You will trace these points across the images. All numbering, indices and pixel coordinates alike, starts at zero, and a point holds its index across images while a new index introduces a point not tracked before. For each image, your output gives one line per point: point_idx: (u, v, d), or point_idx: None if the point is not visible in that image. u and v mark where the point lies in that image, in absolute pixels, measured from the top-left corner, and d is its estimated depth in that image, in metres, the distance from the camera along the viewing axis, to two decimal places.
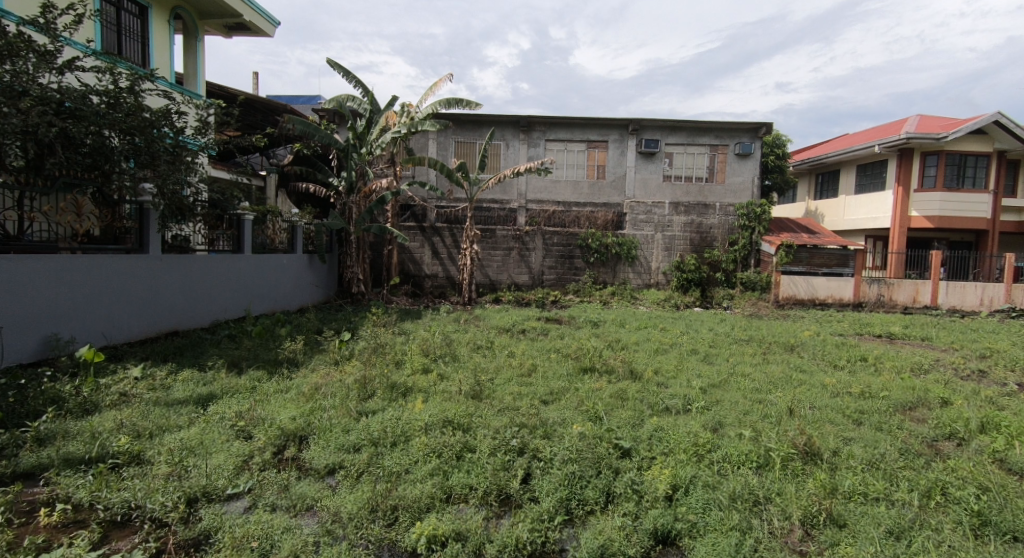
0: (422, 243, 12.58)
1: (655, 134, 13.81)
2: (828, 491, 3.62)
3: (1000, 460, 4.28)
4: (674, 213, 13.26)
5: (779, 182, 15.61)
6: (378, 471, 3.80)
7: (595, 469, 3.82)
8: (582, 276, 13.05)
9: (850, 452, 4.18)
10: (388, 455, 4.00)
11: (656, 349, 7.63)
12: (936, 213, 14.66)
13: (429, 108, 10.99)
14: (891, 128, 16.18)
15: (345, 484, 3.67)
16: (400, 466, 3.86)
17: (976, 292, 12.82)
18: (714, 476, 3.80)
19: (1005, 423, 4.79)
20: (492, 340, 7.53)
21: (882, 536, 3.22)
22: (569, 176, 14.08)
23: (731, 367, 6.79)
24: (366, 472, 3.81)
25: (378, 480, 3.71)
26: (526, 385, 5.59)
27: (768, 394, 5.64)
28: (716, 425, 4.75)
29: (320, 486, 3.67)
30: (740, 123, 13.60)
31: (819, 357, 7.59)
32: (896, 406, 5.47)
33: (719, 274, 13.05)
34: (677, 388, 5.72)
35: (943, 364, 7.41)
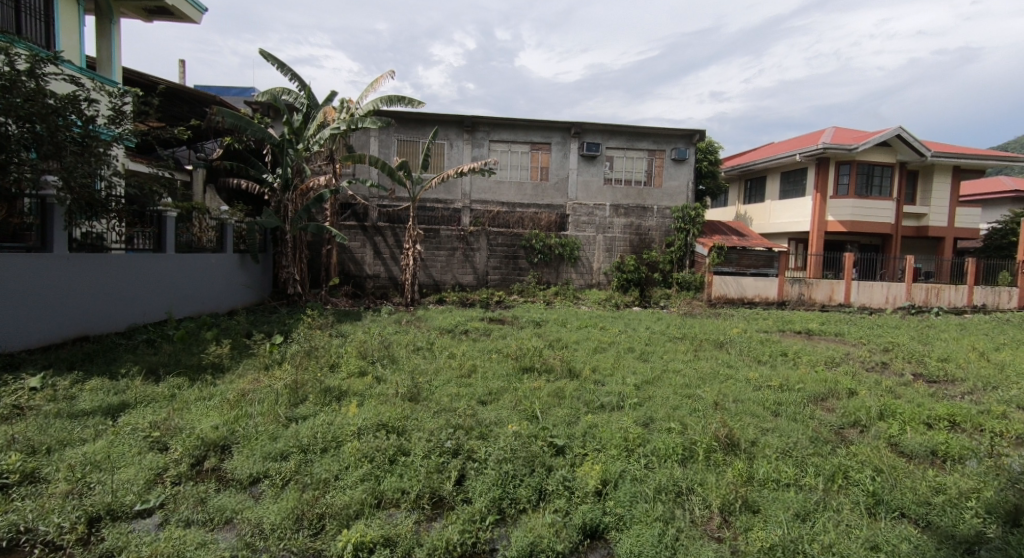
0: (363, 242, 12.29)
1: (596, 138, 14.14)
2: (744, 479, 3.84)
3: (894, 444, 4.67)
4: (614, 215, 13.72)
5: (711, 186, 15.93)
6: (306, 478, 3.69)
7: (529, 468, 3.87)
8: (526, 276, 13.17)
9: (767, 442, 4.44)
10: (318, 462, 3.89)
11: (595, 348, 7.79)
12: (849, 218, 15.80)
13: (370, 105, 10.72)
14: (810, 139, 17.29)
15: (269, 493, 3.55)
16: (330, 472, 3.76)
17: (882, 291, 13.94)
18: (642, 470, 3.94)
19: (899, 410, 5.26)
20: (432, 341, 7.45)
21: (790, 518, 3.43)
22: (512, 177, 14.15)
23: (664, 364, 7.05)
24: (293, 480, 3.69)
25: (305, 488, 3.60)
26: (465, 386, 5.58)
27: (697, 389, 5.90)
28: (648, 420, 4.92)
29: (241, 497, 3.52)
30: (675, 129, 14.12)
31: (744, 352, 8.02)
32: (810, 397, 5.86)
33: (657, 274, 13.36)
34: (613, 385, 5.87)
35: (852, 358, 8.00)
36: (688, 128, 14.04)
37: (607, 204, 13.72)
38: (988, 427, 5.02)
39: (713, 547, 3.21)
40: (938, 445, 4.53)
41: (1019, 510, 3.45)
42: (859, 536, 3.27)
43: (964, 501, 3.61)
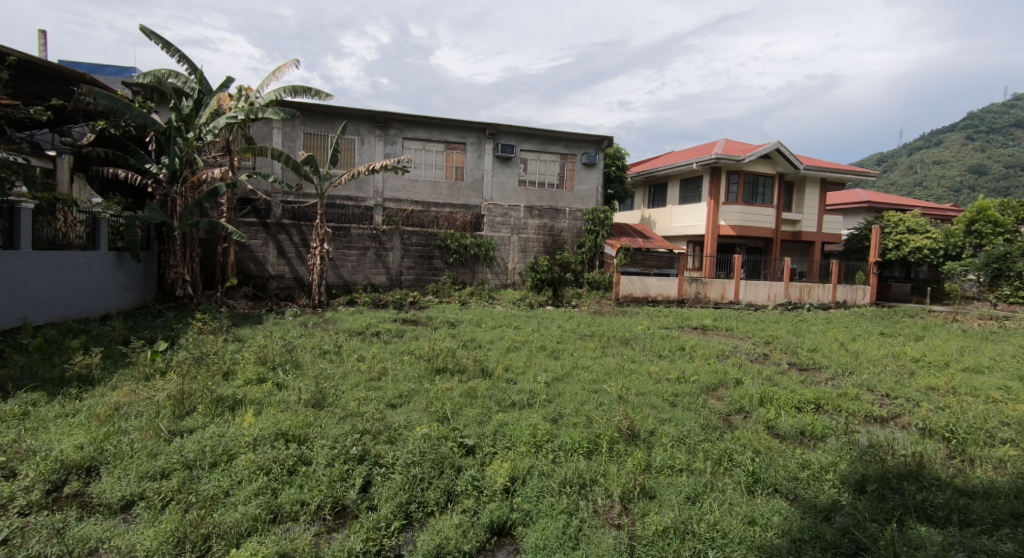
0: (265, 240, 11.64)
1: (510, 140, 14.20)
2: (643, 468, 4.06)
3: (771, 427, 5.14)
4: (528, 216, 14.04)
5: (620, 191, 16.82)
6: (190, 497, 3.44)
7: (437, 470, 3.83)
8: (441, 276, 13.08)
9: (664, 431, 4.72)
10: (206, 478, 3.63)
11: (508, 346, 7.89)
12: (738, 223, 17.18)
13: (271, 95, 10.12)
14: (705, 149, 18.58)
15: (145, 517, 3.26)
16: (219, 489, 3.52)
17: (765, 289, 15.33)
18: (549, 464, 4.04)
19: (776, 396, 5.80)
20: (340, 344, 7.17)
21: (681, 501, 3.67)
22: (427, 176, 13.73)
23: (574, 361, 7.29)
24: (174, 500, 3.41)
25: (189, 508, 3.35)
26: (375, 390, 5.43)
27: (604, 384, 6.15)
28: (557, 416, 5.05)
29: (110, 524, 3.21)
30: (586, 134, 14.63)
31: (647, 348, 8.48)
32: (703, 388, 6.31)
33: (569, 274, 13.95)
34: (524, 383, 5.97)
35: (739, 350, 8.72)
36: (598, 133, 14.62)
37: (521, 204, 13.99)
38: (845, 407, 5.66)
39: (612, 534, 3.36)
40: (806, 426, 5.04)
41: (866, 479, 3.93)
42: (739, 512, 3.56)
43: (824, 474, 4.06)
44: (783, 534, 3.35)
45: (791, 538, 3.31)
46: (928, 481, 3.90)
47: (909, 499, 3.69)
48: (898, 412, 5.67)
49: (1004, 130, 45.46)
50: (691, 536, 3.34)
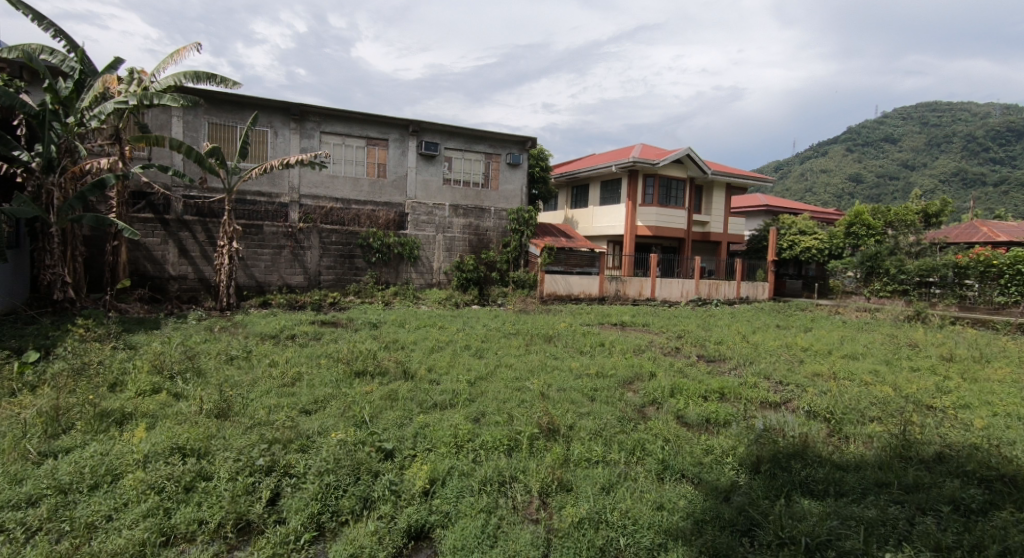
0: (164, 238, 10.73)
1: (434, 137, 14.06)
2: (561, 462, 4.18)
3: (679, 416, 5.46)
4: (453, 215, 13.85)
5: (544, 192, 17.12)
6: (63, 526, 3.19)
7: (353, 477, 3.74)
8: (363, 276, 12.69)
9: (582, 425, 4.87)
10: (83, 503, 3.37)
11: (432, 347, 7.83)
12: (654, 224, 18.01)
13: (168, 80, 9.39)
14: (623, 153, 19.32)
15: (6, 551, 2.99)
16: (97, 514, 3.28)
17: (678, 287, 16.24)
18: (469, 464, 4.06)
19: (686, 387, 6.15)
20: (250, 349, 6.78)
21: (597, 492, 3.81)
22: (347, 172, 13.35)
23: (498, 359, 7.34)
24: (42, 531, 3.16)
25: (60, 538, 3.11)
26: (287, 396, 5.20)
27: (526, 381, 6.26)
28: (479, 415, 5.08)
29: None
30: (510, 135, 14.79)
31: (569, 345, 8.72)
32: (621, 381, 6.58)
33: (495, 274, 13.95)
34: (448, 383, 5.96)
35: (654, 345, 9.18)
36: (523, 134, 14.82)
37: (446, 204, 13.79)
38: (745, 395, 6.12)
39: (530, 529, 3.44)
40: (711, 413, 5.40)
41: (761, 459, 4.28)
42: (648, 499, 3.75)
43: (724, 458, 4.37)
44: (687, 516, 3.56)
45: (695, 519, 3.53)
46: (812, 459, 4.31)
47: (795, 476, 4.05)
48: (790, 397, 6.20)
49: (877, 144, 50.95)
50: (605, 525, 3.48)
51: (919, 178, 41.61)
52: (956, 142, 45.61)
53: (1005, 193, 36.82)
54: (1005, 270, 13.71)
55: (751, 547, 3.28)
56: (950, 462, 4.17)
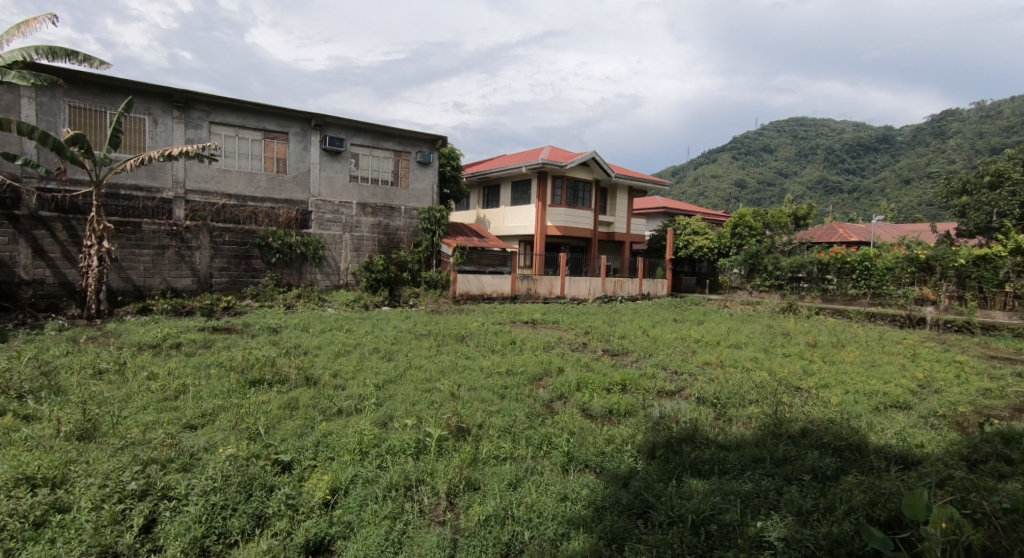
0: (13, 237, 9.49)
1: (339, 133, 13.52)
2: (469, 461, 4.20)
3: (585, 409, 5.69)
4: (361, 214, 13.64)
5: (455, 191, 17.06)
6: None
7: (244, 494, 3.54)
8: (261, 278, 11.98)
9: (490, 423, 4.94)
10: None
11: (338, 351, 7.53)
12: (562, 224, 18.53)
13: (15, 55, 8.28)
14: (532, 154, 19.71)
15: None
16: None
17: (585, 284, 16.87)
18: (374, 470, 3.98)
19: (591, 382, 6.41)
20: (124, 361, 6.15)
21: (503, 489, 3.88)
22: (241, 166, 12.44)
23: (408, 361, 7.24)
24: None
25: None
26: (169, 411, 4.79)
27: (436, 382, 6.22)
28: (386, 419, 4.99)
29: None
30: (419, 133, 14.61)
31: (481, 344, 8.77)
32: (530, 378, 6.72)
33: (406, 274, 13.76)
34: (354, 388, 5.77)
35: (563, 341, 9.47)
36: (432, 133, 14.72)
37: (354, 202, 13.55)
38: (645, 386, 6.49)
39: (436, 532, 3.42)
40: (614, 405, 5.67)
41: (656, 445, 4.56)
42: (553, 491, 3.87)
43: (624, 446, 4.62)
44: (588, 504, 3.73)
45: (595, 507, 3.69)
46: (700, 441, 4.66)
47: (686, 458, 4.36)
48: (683, 385, 6.65)
49: (757, 152, 55.98)
50: (511, 521, 3.54)
51: (791, 184, 46.28)
52: (820, 153, 51.29)
53: (857, 199, 42.08)
54: (857, 266, 15.56)
55: (645, 528, 3.48)
56: (811, 436, 4.70)
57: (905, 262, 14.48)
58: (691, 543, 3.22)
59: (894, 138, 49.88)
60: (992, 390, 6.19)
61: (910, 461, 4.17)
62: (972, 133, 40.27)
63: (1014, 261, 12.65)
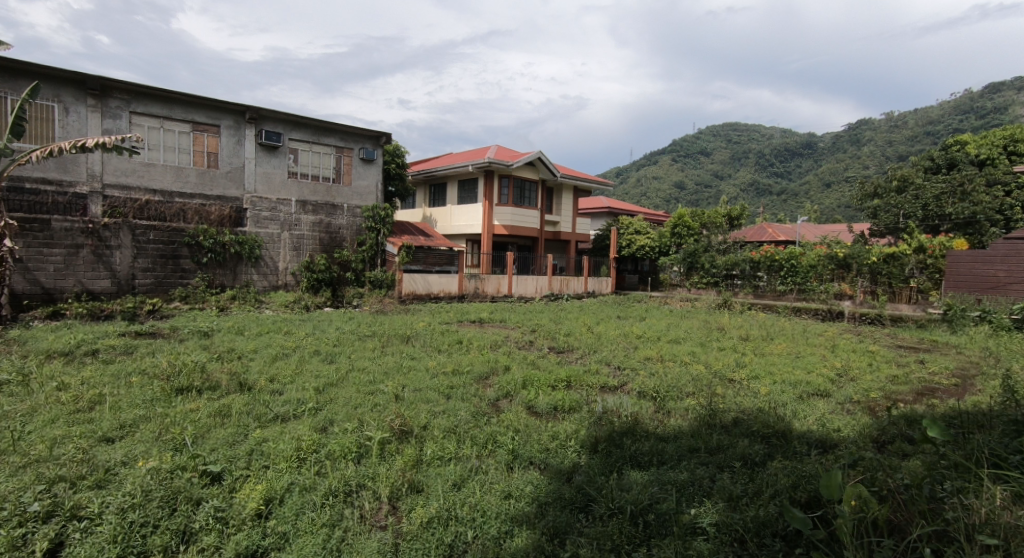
0: None
1: (276, 127, 13.02)
2: (412, 464, 4.15)
3: (530, 407, 5.74)
4: (301, 212, 13.24)
5: (400, 189, 16.81)
6: None
7: (166, 509, 3.36)
8: (191, 279, 11.39)
9: (435, 424, 4.91)
10: None
11: (275, 355, 7.24)
12: (508, 223, 18.60)
13: None
14: (478, 153, 19.65)
15: None
16: None
17: (532, 283, 17.02)
18: (312, 477, 3.87)
19: (537, 379, 6.49)
20: (32, 371, 5.68)
21: (447, 489, 3.85)
22: (167, 160, 11.73)
23: (351, 363, 7.07)
24: None
25: None
26: (81, 424, 4.48)
27: (380, 384, 6.11)
28: (327, 424, 4.85)
29: None
30: (362, 129, 14.32)
31: (427, 344, 8.68)
32: (476, 378, 6.71)
33: (349, 273, 13.46)
34: (292, 392, 5.58)
35: (509, 339, 9.51)
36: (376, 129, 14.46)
37: (293, 199, 13.13)
38: (589, 382, 6.62)
39: (377, 537, 3.36)
40: (559, 401, 5.75)
41: (598, 439, 4.67)
42: (497, 489, 3.89)
43: (568, 442, 4.70)
44: (531, 501, 3.76)
45: (538, 503, 3.74)
46: (640, 434, 4.81)
47: (626, 451, 4.48)
48: (625, 380, 6.83)
49: (695, 155, 58.21)
50: (454, 521, 3.53)
51: (726, 187, 48.41)
52: (751, 156, 53.94)
53: (785, 201, 44.58)
54: (784, 265, 16.50)
55: (587, 521, 3.55)
56: (742, 425, 4.94)
57: (826, 260, 15.44)
58: (629, 534, 3.32)
59: (817, 145, 53.21)
60: (900, 377, 6.73)
61: (829, 445, 4.46)
62: (883, 141, 43.56)
63: (917, 259, 13.77)
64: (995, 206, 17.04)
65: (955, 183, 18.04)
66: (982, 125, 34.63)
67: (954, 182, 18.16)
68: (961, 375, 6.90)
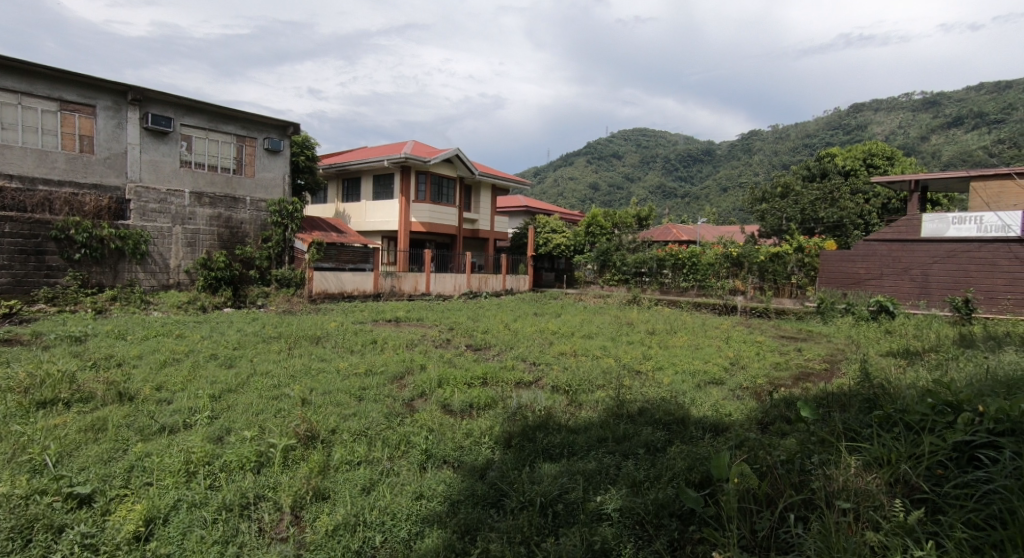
0: None
1: (165, 111, 11.96)
2: (318, 471, 3.95)
3: (446, 405, 5.69)
4: (195, 205, 12.14)
5: (310, 182, 16.04)
6: None
7: (19, 541, 2.99)
8: (60, 278, 10.19)
9: (345, 427, 4.72)
10: None
11: (163, 361, 6.62)
12: (425, 220, 18.32)
13: None
14: (394, 149, 19.18)
15: None
16: None
17: (450, 281, 16.88)
18: (202, 492, 3.58)
19: (452, 378, 6.43)
20: None
21: (355, 494, 3.71)
22: (27, 142, 10.45)
23: (253, 367, 6.64)
24: None
25: None
26: None
27: (285, 388, 5.77)
28: (223, 434, 4.51)
29: None
30: (267, 118, 13.53)
31: (338, 344, 8.34)
32: (390, 378, 6.54)
33: (253, 271, 12.69)
34: (183, 401, 5.14)
35: (426, 337, 9.37)
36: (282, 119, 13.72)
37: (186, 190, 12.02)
38: (504, 378, 6.66)
39: (277, 550, 3.17)
40: (474, 399, 5.72)
41: (512, 435, 4.71)
42: (408, 490, 3.81)
43: (481, 438, 4.70)
44: (443, 500, 3.71)
45: (450, 502, 3.70)
46: (553, 427, 4.90)
47: (539, 444, 4.55)
48: (539, 376, 6.95)
49: (607, 158, 60.49)
50: (362, 527, 3.41)
51: (636, 189, 50.74)
52: (658, 162, 56.94)
53: (688, 203, 47.43)
54: (686, 262, 17.48)
55: (498, 516, 3.56)
56: (647, 413, 5.19)
57: (722, 258, 16.63)
58: (538, 525, 3.37)
59: (715, 152, 57.23)
60: (782, 363, 7.40)
61: (721, 428, 4.80)
62: (771, 151, 47.72)
63: (797, 257, 15.27)
64: (857, 213, 19.25)
65: (826, 190, 20.18)
66: (849, 140, 38.90)
67: (827, 190, 20.29)
68: (830, 361, 7.72)
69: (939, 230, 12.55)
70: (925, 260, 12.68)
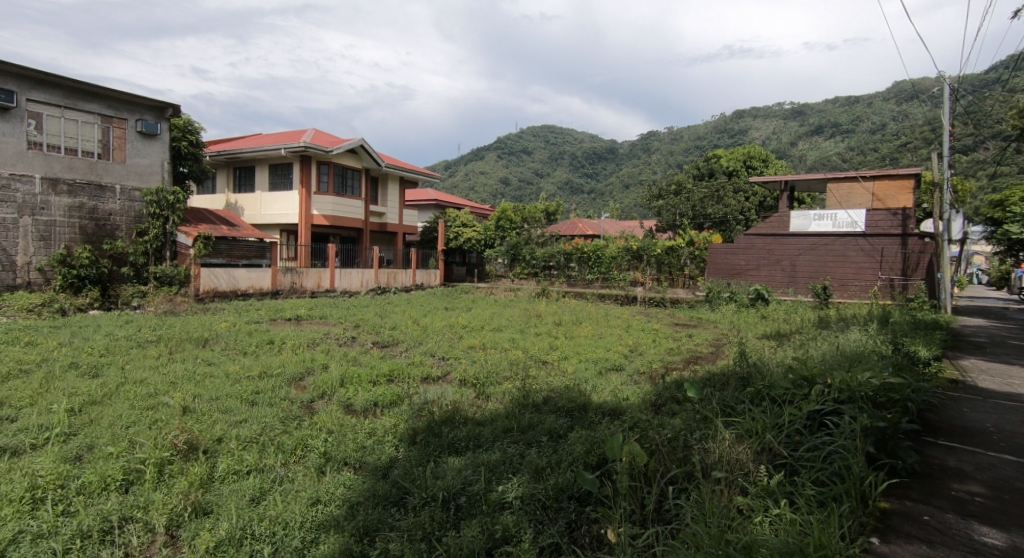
0: None
1: (6, 83, 10.41)
2: (197, 484, 3.63)
3: (347, 405, 5.48)
4: (50, 193, 10.72)
5: (195, 170, 14.82)
6: None
7: None
8: None
9: (234, 435, 4.39)
10: None
11: (7, 374, 5.74)
12: (327, 213, 17.49)
13: None
14: (291, 137, 18.11)
15: None
16: None
17: (355, 276, 16.27)
18: (51, 520, 3.17)
19: (355, 376, 6.20)
20: None
21: (243, 506, 3.47)
22: None
23: (125, 375, 5.98)
24: None
25: None
26: None
27: (164, 396, 5.26)
28: (82, 452, 4.02)
29: None
30: (141, 98, 12.24)
31: (230, 346, 7.74)
32: (288, 379, 6.18)
33: (125, 269, 11.44)
34: (33, 418, 4.51)
35: (329, 336, 8.95)
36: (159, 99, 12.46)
37: (36, 176, 10.56)
38: (411, 375, 6.51)
39: None
40: (379, 397, 5.55)
41: (416, 431, 4.62)
42: (303, 496, 3.61)
43: (384, 437, 4.57)
44: (342, 503, 3.57)
45: (349, 504, 3.55)
46: (458, 421, 4.87)
47: (444, 439, 4.51)
48: (447, 370, 6.89)
49: (515, 153, 61.28)
50: (250, 539, 3.19)
51: (546, 185, 52.15)
52: (565, 158, 58.65)
53: (593, 199, 49.21)
54: (591, 256, 18.37)
55: (399, 514, 3.48)
56: (551, 402, 5.31)
57: (624, 252, 17.44)
58: (440, 519, 3.33)
59: (617, 150, 59.92)
60: (675, 348, 7.90)
61: (619, 412, 5.03)
62: (667, 151, 50.89)
63: (689, 250, 16.43)
64: (739, 210, 21.27)
65: (713, 188, 21.88)
66: (733, 142, 42.46)
67: (714, 188, 22.00)
68: (716, 344, 8.38)
69: (802, 225, 14.01)
70: (793, 252, 14.10)
